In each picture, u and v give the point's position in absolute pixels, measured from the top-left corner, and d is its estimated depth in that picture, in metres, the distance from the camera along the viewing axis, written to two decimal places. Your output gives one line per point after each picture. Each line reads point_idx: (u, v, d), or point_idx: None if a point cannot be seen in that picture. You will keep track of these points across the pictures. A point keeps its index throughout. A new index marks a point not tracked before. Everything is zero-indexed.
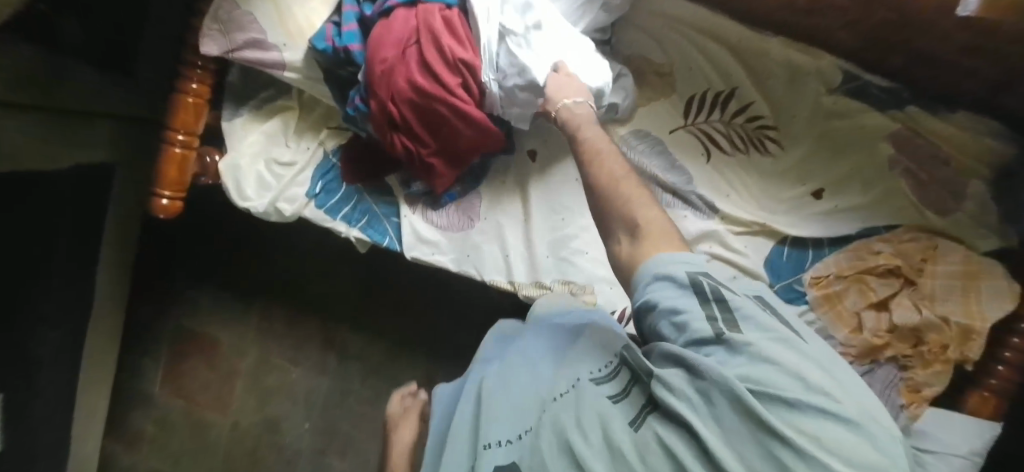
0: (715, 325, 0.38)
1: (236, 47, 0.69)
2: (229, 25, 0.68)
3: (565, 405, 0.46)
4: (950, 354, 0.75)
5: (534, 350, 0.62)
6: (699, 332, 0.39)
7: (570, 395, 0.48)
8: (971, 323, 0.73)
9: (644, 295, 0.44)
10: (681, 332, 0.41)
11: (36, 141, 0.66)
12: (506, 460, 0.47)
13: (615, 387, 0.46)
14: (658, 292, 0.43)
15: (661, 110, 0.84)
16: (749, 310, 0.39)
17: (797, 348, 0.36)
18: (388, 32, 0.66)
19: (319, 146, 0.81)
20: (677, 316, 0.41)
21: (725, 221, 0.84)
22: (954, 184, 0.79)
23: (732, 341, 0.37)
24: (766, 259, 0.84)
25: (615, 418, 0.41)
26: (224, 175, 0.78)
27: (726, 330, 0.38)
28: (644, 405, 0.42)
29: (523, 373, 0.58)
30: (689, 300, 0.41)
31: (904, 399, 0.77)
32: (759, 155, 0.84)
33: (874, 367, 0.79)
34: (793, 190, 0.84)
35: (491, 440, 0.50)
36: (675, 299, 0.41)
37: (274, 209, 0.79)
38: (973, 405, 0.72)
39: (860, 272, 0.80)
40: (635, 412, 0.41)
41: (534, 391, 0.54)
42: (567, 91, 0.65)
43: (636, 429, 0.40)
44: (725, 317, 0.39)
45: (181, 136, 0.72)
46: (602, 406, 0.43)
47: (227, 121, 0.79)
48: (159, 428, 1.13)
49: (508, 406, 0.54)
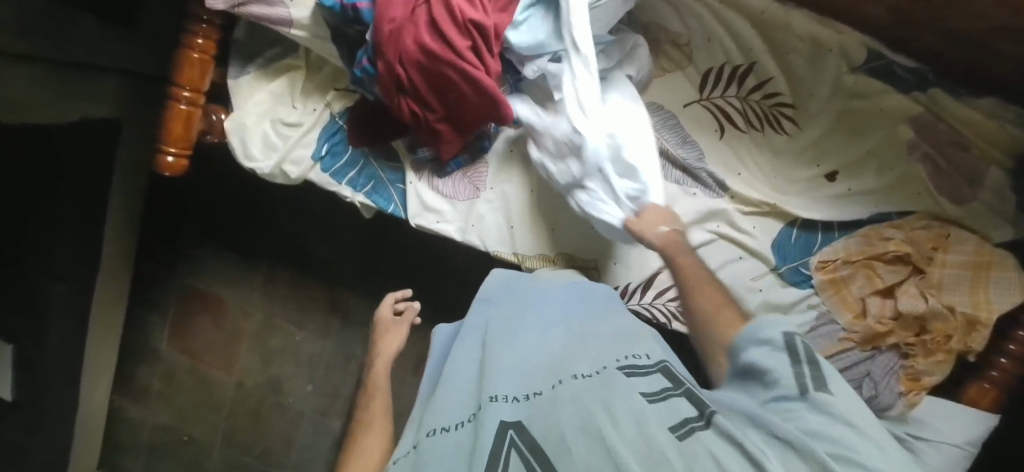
0: (801, 385, 0.45)
1: (241, 2, 0.70)
2: None
3: (591, 388, 0.47)
4: (953, 345, 0.73)
5: (544, 315, 0.63)
6: (786, 388, 0.46)
7: (598, 379, 0.49)
8: (977, 314, 0.72)
9: (744, 354, 0.52)
10: (769, 389, 0.47)
11: (40, 92, 0.79)
12: (512, 416, 0.47)
13: (647, 386, 0.48)
14: (756, 351, 0.51)
15: (675, 83, 0.83)
16: (835, 383, 0.46)
17: (873, 424, 0.42)
18: None
19: (325, 108, 0.84)
20: (767, 373, 0.48)
21: (734, 200, 0.83)
22: (973, 171, 0.77)
23: (817, 399, 0.44)
24: (773, 241, 0.83)
25: (651, 417, 0.43)
26: (230, 134, 0.81)
27: (811, 390, 0.45)
28: (691, 417, 0.44)
29: (540, 341, 0.58)
30: (784, 361, 0.48)
31: (904, 387, 0.77)
32: (773, 133, 0.83)
33: (875, 353, 0.79)
34: (807, 171, 0.83)
35: (497, 394, 0.50)
36: (772, 357, 0.49)
37: (280, 171, 0.84)
38: (971, 395, 0.73)
39: (869, 257, 0.79)
40: (675, 417, 0.43)
41: (554, 361, 0.54)
42: (656, 220, 0.73)
43: (680, 435, 0.41)
44: (813, 382, 0.46)
45: (187, 93, 0.76)
46: (635, 402, 0.45)
47: (233, 79, 0.82)
48: (166, 384, 1.26)
49: (519, 369, 0.54)
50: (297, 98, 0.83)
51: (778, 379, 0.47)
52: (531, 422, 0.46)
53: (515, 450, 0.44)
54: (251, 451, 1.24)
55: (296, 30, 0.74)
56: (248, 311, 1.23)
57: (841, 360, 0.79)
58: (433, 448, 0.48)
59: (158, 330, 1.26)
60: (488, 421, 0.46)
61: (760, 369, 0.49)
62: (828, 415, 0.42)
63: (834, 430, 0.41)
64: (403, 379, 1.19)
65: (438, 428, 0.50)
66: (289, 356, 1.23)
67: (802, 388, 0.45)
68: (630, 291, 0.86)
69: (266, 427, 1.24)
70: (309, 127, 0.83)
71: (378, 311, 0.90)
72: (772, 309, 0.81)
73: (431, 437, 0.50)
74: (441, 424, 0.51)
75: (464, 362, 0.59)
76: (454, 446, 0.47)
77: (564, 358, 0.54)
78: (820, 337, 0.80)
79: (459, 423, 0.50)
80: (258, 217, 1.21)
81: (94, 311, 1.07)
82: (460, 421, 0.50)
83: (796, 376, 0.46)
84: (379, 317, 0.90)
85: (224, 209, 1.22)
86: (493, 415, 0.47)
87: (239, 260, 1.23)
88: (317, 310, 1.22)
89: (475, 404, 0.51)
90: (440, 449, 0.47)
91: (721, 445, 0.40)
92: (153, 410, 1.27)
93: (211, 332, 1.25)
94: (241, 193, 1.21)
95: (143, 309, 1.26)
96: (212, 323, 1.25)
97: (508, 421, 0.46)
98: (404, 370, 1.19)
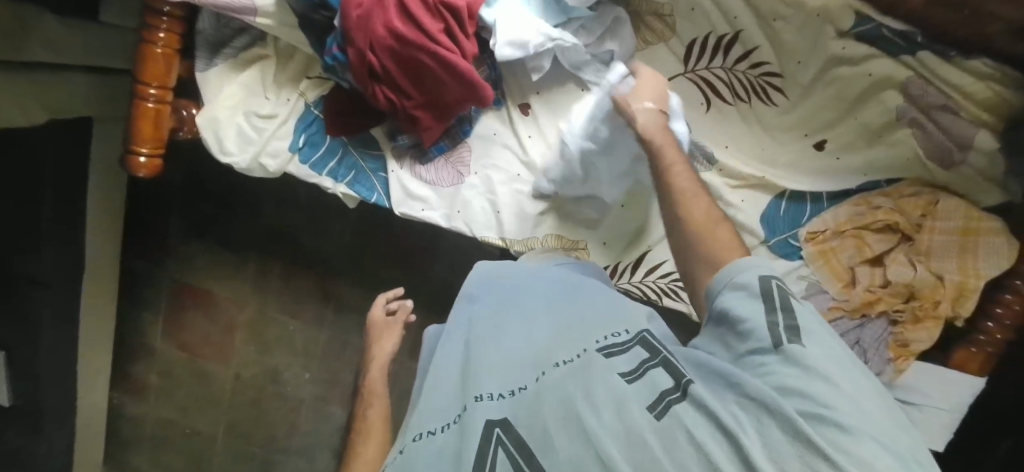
0: (777, 337, 0.44)
1: None
2: None
3: (569, 375, 0.48)
4: (941, 311, 0.73)
5: (531, 303, 0.63)
6: (761, 343, 0.44)
7: (577, 361, 0.50)
8: (965, 280, 0.72)
9: (717, 299, 0.50)
10: (742, 339, 0.46)
11: (47, 99, 0.81)
12: (498, 414, 0.48)
13: (625, 364, 0.48)
14: (730, 297, 0.49)
15: (660, 56, 0.81)
16: (817, 334, 0.44)
17: (851, 376, 0.40)
18: None
19: (300, 98, 0.81)
20: (739, 324, 0.46)
21: (720, 173, 0.83)
22: (961, 136, 0.75)
23: (791, 353, 0.42)
24: (762, 213, 0.82)
25: (629, 399, 0.43)
26: (203, 128, 0.78)
27: (785, 342, 0.43)
28: (667, 389, 0.43)
29: (525, 328, 0.59)
30: (758, 310, 0.46)
31: (892, 353, 0.77)
32: (761, 104, 0.82)
33: (865, 321, 0.79)
34: (795, 140, 0.83)
35: (483, 393, 0.51)
36: (746, 303, 0.47)
37: (257, 165, 0.81)
38: (959, 358, 0.72)
39: (859, 227, 0.79)
40: (652, 394, 0.43)
41: (538, 348, 0.55)
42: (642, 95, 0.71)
43: (657, 416, 0.41)
44: (788, 331, 0.44)
45: (154, 91, 0.73)
46: (615, 384, 0.45)
47: (201, 71, 0.78)
48: (163, 379, 1.26)
49: (503, 362, 0.55)
50: (271, 88, 0.80)
51: (750, 331, 0.45)
52: (516, 417, 0.48)
53: (501, 449, 0.45)
54: (254, 440, 1.25)
55: (262, 19, 0.71)
56: (239, 304, 1.22)
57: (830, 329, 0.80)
58: (426, 453, 0.50)
59: (150, 326, 1.25)
60: (474, 421, 0.48)
61: (734, 322, 0.47)
62: (802, 370, 0.41)
63: (809, 386, 0.39)
64: (401, 363, 1.20)
65: (428, 431, 0.53)
66: (285, 346, 1.23)
67: (778, 342, 0.43)
68: (620, 270, 0.87)
69: (266, 418, 1.25)
70: (286, 115, 0.80)
71: (370, 311, 0.89)
72: None
73: (422, 441, 0.52)
74: (431, 427, 0.53)
75: (453, 356, 0.61)
76: (445, 448, 0.49)
77: (548, 344, 0.54)
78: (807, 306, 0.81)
79: (449, 423, 0.52)
80: (242, 209, 1.19)
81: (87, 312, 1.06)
82: (447, 423, 0.52)
83: (771, 327, 0.44)
84: (372, 319, 0.88)
85: (207, 200, 1.19)
86: (479, 416, 0.49)
87: (227, 253, 1.21)
88: (310, 300, 1.21)
89: (461, 403, 0.53)
90: (431, 453, 0.50)
91: (694, 416, 0.40)
92: (153, 406, 1.27)
93: (203, 327, 1.24)
94: (223, 185, 1.18)
95: (134, 307, 1.25)
96: (204, 318, 1.24)
97: (494, 419, 0.48)
98: (401, 356, 1.20)
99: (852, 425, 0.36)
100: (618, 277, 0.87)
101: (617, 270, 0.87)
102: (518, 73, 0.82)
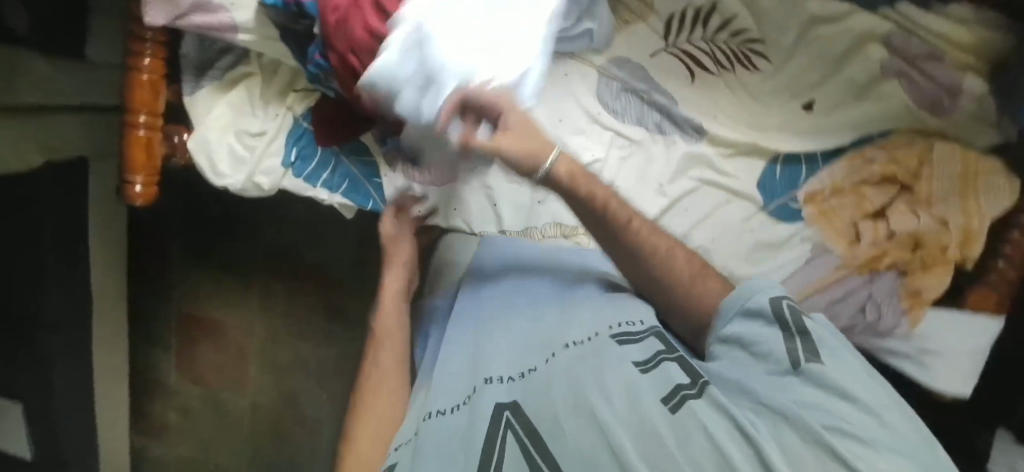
0: (795, 355, 0.48)
1: (183, 13, 0.69)
2: None
3: (576, 361, 0.54)
4: (950, 256, 0.74)
5: (541, 296, 0.67)
6: (778, 360, 0.49)
7: (587, 347, 0.56)
8: (970, 223, 0.73)
9: (727, 328, 0.55)
10: (762, 359, 0.51)
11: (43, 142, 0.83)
12: (507, 397, 0.56)
13: (639, 353, 0.53)
14: (744, 323, 0.54)
15: (640, 34, 0.82)
16: (835, 351, 0.48)
17: (871, 390, 0.45)
18: None
19: (288, 112, 0.81)
20: (759, 344, 0.51)
21: (713, 143, 0.82)
22: (950, 83, 0.75)
23: (811, 369, 0.46)
24: (759, 181, 0.82)
25: (643, 391, 0.49)
26: (195, 153, 0.80)
27: (805, 361, 0.47)
28: (684, 384, 0.49)
29: (534, 320, 0.64)
30: (775, 334, 0.51)
31: (905, 305, 0.76)
32: (746, 72, 0.82)
33: (874, 277, 0.78)
34: (784, 104, 0.83)
35: (493, 376, 0.59)
36: (763, 328, 0.52)
37: (252, 184, 0.82)
38: (973, 302, 0.73)
39: (857, 184, 0.79)
40: (668, 387, 0.48)
41: (546, 336, 0.61)
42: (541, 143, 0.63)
43: (673, 410, 0.46)
44: (807, 350, 0.48)
45: (144, 117, 0.75)
46: (627, 373, 0.51)
47: (188, 95, 0.80)
48: (182, 412, 1.27)
49: (514, 354, 0.61)
50: (257, 104, 0.81)
51: (767, 351, 0.50)
52: (524, 400, 0.54)
53: (509, 431, 0.52)
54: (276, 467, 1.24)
55: (244, 36, 0.72)
56: (246, 330, 1.22)
57: (838, 289, 0.78)
58: (440, 429, 0.58)
59: (165, 361, 1.27)
60: (484, 403, 0.56)
61: (751, 341, 0.52)
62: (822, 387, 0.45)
63: (826, 401, 0.44)
64: None
65: (436, 410, 0.61)
66: (298, 368, 1.21)
67: (795, 363, 0.48)
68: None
69: (287, 444, 1.23)
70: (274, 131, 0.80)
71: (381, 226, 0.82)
72: (764, 247, 0.80)
73: (433, 418, 0.60)
74: (440, 407, 0.61)
75: (463, 342, 0.66)
76: (461, 424, 0.57)
77: (556, 333, 0.60)
78: (812, 267, 0.79)
79: (462, 402, 0.60)
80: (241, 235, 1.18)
81: (106, 354, 1.06)
82: (456, 404, 0.60)
83: (787, 348, 0.49)
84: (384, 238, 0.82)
85: (208, 229, 1.19)
86: (492, 398, 0.56)
87: (232, 280, 1.21)
88: (318, 321, 1.18)
89: (470, 386, 0.61)
90: (446, 428, 0.58)
91: (708, 411, 0.45)
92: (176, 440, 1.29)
93: (216, 357, 1.24)
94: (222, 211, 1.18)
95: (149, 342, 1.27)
96: (214, 348, 1.24)
97: (505, 402, 0.55)
98: None
99: (872, 439, 0.40)
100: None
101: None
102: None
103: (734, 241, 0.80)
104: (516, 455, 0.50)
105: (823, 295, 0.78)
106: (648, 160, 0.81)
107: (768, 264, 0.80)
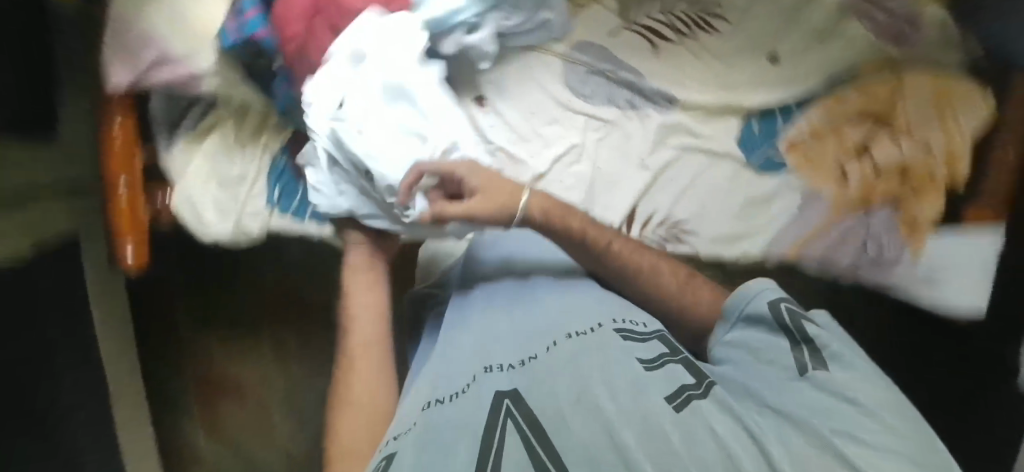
0: (801, 361, 0.55)
1: (145, 70, 0.73)
2: (132, 49, 0.72)
3: (580, 352, 0.57)
4: (939, 177, 0.74)
5: (538, 296, 0.70)
6: (784, 365, 0.55)
7: (588, 342, 0.58)
8: (953, 143, 0.75)
9: (730, 334, 0.64)
10: (767, 362, 0.57)
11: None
12: (506, 386, 0.55)
13: (644, 352, 0.58)
14: (748, 328, 0.62)
15: (598, 19, 0.85)
16: (835, 355, 0.55)
17: (871, 390, 0.50)
18: (289, 6, 0.73)
19: (266, 153, 0.82)
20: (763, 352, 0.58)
21: (685, 110, 0.81)
22: (909, 14, 0.80)
23: (815, 374, 0.53)
24: (737, 140, 0.80)
25: (649, 389, 0.52)
26: (179, 209, 0.80)
27: (811, 366, 0.54)
28: (689, 384, 0.54)
29: (532, 319, 0.66)
30: (778, 337, 0.58)
31: (905, 235, 0.75)
32: (706, 36, 0.84)
33: (869, 215, 0.76)
34: (750, 60, 0.83)
35: (493, 365, 0.59)
36: (769, 336, 0.59)
37: (240, 232, 0.81)
38: (971, 218, 0.72)
39: (836, 126, 0.79)
40: (673, 388, 0.52)
41: (546, 331, 0.63)
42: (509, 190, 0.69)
43: (677, 410, 0.49)
44: (814, 359, 0.55)
45: (124, 178, 0.75)
46: (633, 369, 0.54)
47: (165, 151, 0.80)
48: None
49: (513, 348, 0.62)
50: (231, 150, 0.82)
51: (771, 359, 0.57)
52: (528, 390, 0.54)
53: (512, 419, 0.50)
54: None
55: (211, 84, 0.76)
56: (264, 383, 1.01)
57: (834, 234, 0.77)
58: (440, 419, 0.53)
59: None
60: (484, 391, 0.55)
61: (756, 349, 0.59)
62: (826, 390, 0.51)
63: (828, 402, 0.49)
64: None
65: (436, 398, 0.57)
66: None
67: (801, 369, 0.54)
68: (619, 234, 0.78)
69: None
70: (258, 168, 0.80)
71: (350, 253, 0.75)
72: (757, 202, 0.78)
73: (432, 408, 0.55)
74: (438, 396, 0.57)
75: (461, 340, 0.66)
76: (462, 410, 0.53)
77: (556, 328, 0.63)
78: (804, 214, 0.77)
79: (461, 390, 0.57)
80: None
81: (139, 427, 0.97)
82: (453, 393, 0.56)
83: (792, 355, 0.56)
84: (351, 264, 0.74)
85: None
86: (494, 387, 0.55)
87: None
88: None
89: (467, 376, 0.59)
90: (445, 416, 0.53)
91: (713, 414, 0.49)
92: None
93: None
94: None
95: None
96: None
97: (507, 391, 0.54)
98: None
99: (879, 444, 0.44)
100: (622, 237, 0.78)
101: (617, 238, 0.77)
102: (467, 66, 0.82)
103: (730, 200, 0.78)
104: (520, 440, 0.47)
105: (819, 241, 0.77)
106: (625, 134, 0.81)
107: (762, 218, 0.78)
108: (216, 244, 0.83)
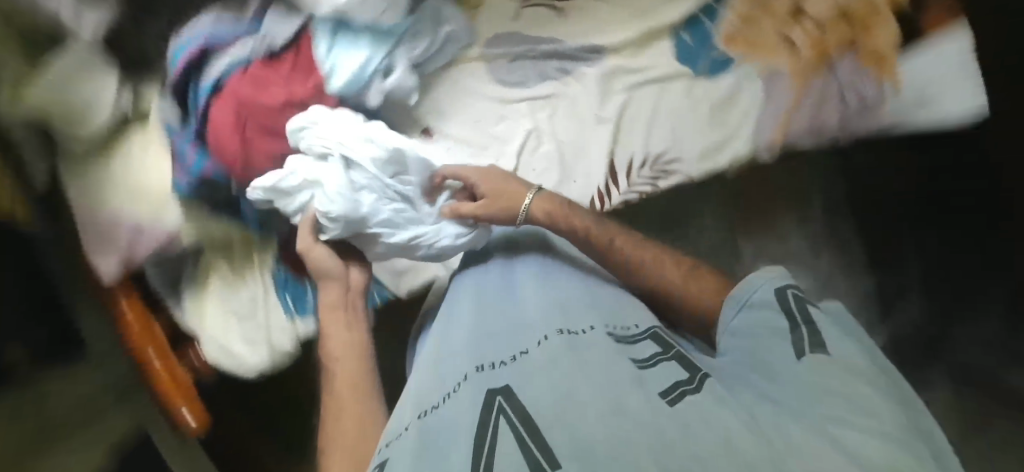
0: (800, 329, 0.55)
1: (126, 256, 0.85)
2: (103, 244, 0.84)
3: (572, 348, 0.56)
4: (877, 15, 1.02)
5: (535, 293, 0.71)
6: (783, 350, 0.54)
7: (577, 341, 0.57)
8: (874, 44, 1.02)
9: (738, 313, 0.62)
10: (773, 320, 0.57)
11: None
12: (501, 383, 0.53)
13: (638, 354, 0.56)
14: (751, 304, 0.61)
15: (495, 14, 1.13)
16: (836, 341, 0.53)
17: (874, 382, 0.47)
18: (223, 148, 0.88)
19: (265, 273, 0.95)
20: (769, 340, 0.55)
21: (625, 85, 1.09)
22: None
23: (813, 358, 0.50)
24: (677, 51, 1.09)
25: (643, 382, 0.49)
26: (217, 358, 0.91)
27: (809, 349, 0.52)
28: (682, 379, 0.50)
29: (520, 314, 0.67)
30: (783, 318, 0.56)
31: (868, 75, 1.01)
32: (584, 54, 1.10)
33: (832, 65, 1.03)
34: (630, 20, 1.11)
35: (488, 362, 0.58)
36: (771, 317, 0.57)
37: (271, 353, 0.93)
38: (931, 24, 0.98)
39: (763, 6, 1.10)
40: (663, 383, 0.49)
41: (535, 332, 0.62)
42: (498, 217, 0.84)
43: (670, 403, 0.45)
44: (812, 341, 0.53)
45: (157, 361, 0.84)
46: (628, 366, 0.52)
47: (177, 311, 0.91)
48: None
49: (495, 349, 0.62)
50: (235, 285, 0.94)
51: (774, 342, 0.55)
52: (522, 386, 0.51)
53: (503, 416, 0.47)
54: None
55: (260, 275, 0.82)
56: None
57: (811, 99, 1.04)
58: (433, 428, 0.52)
59: None
60: (479, 393, 0.52)
61: (767, 326, 0.57)
62: (813, 378, 0.48)
63: (833, 384, 0.47)
64: None
65: (431, 406, 0.56)
66: None
67: (800, 351, 0.52)
68: (607, 191, 1.03)
69: None
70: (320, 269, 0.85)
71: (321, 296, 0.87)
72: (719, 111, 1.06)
73: (426, 416, 0.55)
74: (436, 400, 0.57)
75: (453, 340, 0.67)
76: (454, 411, 0.53)
77: (546, 328, 0.62)
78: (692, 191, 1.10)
79: (453, 389, 0.57)
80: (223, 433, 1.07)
81: None
82: (446, 395, 0.56)
83: (798, 340, 0.54)
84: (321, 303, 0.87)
85: None
86: (485, 384, 0.53)
87: None
88: None
89: (456, 378, 0.58)
90: (440, 428, 0.52)
91: (716, 406, 0.44)
92: None
93: None
94: None
95: None
96: None
97: (497, 388, 0.52)
98: None
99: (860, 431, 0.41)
100: (609, 191, 1.03)
101: (601, 198, 1.02)
102: (396, 108, 1.04)
103: (695, 115, 1.06)
104: (513, 439, 0.43)
105: (804, 107, 1.04)
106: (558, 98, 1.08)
107: (736, 120, 1.06)
108: (256, 374, 0.94)
